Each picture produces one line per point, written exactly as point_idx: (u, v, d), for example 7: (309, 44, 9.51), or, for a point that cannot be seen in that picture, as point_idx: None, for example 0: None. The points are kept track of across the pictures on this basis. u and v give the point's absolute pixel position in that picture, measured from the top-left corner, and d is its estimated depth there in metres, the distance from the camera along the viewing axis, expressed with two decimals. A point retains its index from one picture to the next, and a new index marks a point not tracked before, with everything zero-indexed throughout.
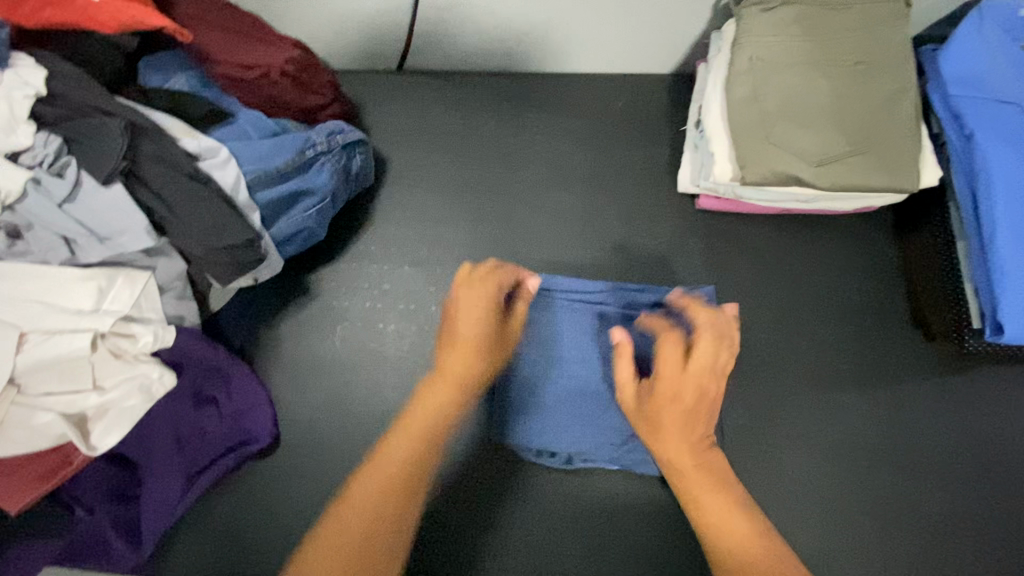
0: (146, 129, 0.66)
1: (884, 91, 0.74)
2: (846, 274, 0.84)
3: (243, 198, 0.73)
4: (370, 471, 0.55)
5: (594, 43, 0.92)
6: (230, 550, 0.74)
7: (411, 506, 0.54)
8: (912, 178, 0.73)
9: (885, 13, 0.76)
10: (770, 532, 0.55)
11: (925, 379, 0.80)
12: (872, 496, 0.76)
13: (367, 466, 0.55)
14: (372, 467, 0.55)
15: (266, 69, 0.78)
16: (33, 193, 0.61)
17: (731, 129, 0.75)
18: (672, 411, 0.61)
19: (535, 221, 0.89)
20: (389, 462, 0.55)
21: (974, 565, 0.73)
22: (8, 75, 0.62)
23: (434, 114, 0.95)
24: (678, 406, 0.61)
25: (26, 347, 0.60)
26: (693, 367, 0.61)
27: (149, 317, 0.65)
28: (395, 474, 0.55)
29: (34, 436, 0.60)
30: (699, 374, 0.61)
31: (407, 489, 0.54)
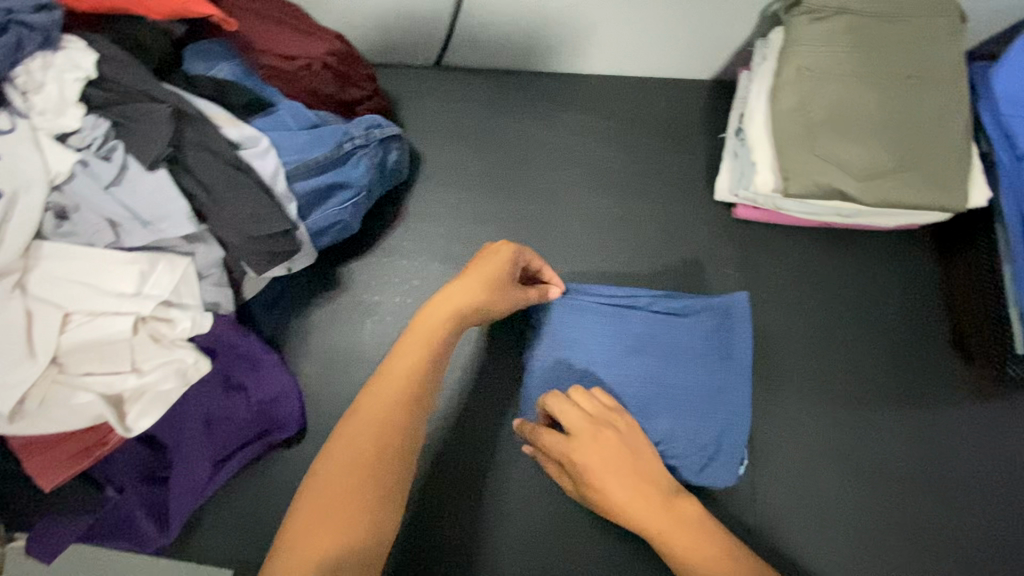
0: (191, 116, 0.66)
1: (934, 107, 0.73)
2: (883, 292, 0.83)
3: (281, 188, 0.72)
4: (352, 429, 0.54)
5: (636, 47, 0.91)
6: (257, 533, 0.76)
7: (389, 463, 0.53)
8: (959, 199, 0.72)
9: (939, 28, 0.74)
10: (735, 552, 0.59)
11: (963, 402, 0.78)
12: (904, 518, 0.74)
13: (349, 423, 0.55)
14: (354, 424, 0.54)
15: (309, 62, 0.79)
16: (80, 175, 0.62)
17: (776, 140, 0.74)
18: (606, 482, 0.62)
19: (568, 224, 0.89)
20: (372, 418, 0.55)
21: None
22: (60, 58, 0.63)
23: (469, 112, 0.95)
24: (608, 475, 0.62)
25: (69, 327, 0.61)
26: (593, 433, 0.64)
27: (186, 303, 0.66)
28: (378, 431, 0.54)
29: (72, 416, 0.61)
30: (584, 425, 0.65)
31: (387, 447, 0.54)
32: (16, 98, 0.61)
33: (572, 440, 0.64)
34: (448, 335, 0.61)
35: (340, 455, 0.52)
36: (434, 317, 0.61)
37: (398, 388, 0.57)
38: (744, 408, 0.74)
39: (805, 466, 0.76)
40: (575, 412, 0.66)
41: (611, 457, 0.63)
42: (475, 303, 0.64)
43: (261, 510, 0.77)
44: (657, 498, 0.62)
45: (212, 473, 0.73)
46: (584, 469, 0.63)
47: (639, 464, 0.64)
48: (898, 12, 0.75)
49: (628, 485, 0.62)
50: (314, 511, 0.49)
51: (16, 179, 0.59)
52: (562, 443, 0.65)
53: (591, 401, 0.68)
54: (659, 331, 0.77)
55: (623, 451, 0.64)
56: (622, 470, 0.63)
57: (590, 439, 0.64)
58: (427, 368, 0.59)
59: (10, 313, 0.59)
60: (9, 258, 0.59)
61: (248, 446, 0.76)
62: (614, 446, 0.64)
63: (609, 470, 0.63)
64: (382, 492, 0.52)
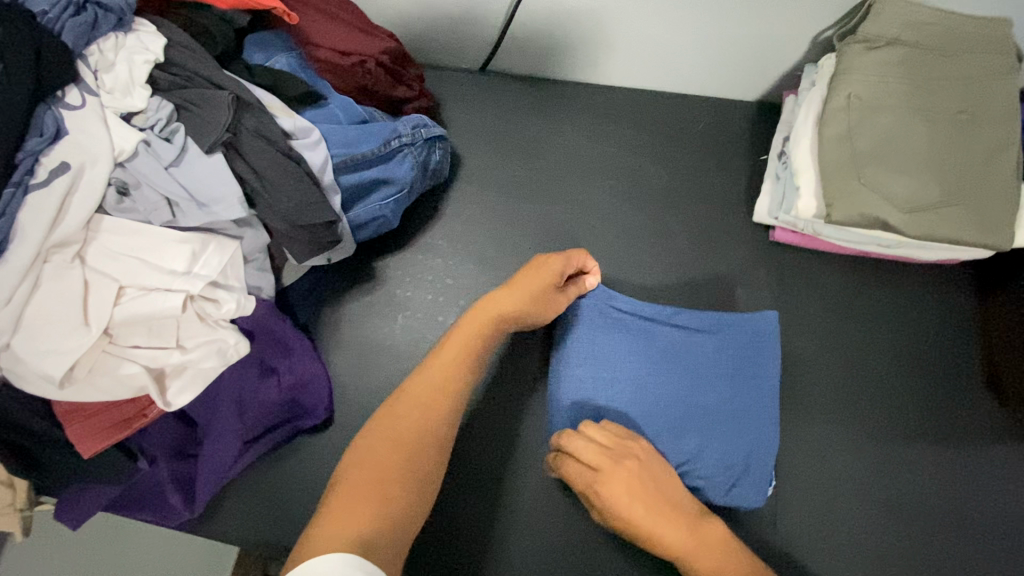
0: (249, 104, 0.68)
1: (985, 145, 0.73)
2: (919, 326, 0.82)
3: (328, 180, 0.74)
4: (380, 440, 0.57)
5: (682, 66, 0.91)
6: (281, 514, 0.78)
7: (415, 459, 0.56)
8: (1006, 239, 0.71)
9: (996, 65, 0.73)
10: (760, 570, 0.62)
11: (997, 442, 0.77)
12: (928, 554, 0.73)
13: (376, 436, 0.57)
14: (381, 436, 0.57)
15: (363, 59, 0.81)
16: (144, 154, 0.64)
17: (821, 166, 0.75)
18: (635, 511, 0.63)
19: (602, 235, 0.89)
20: (399, 428, 0.58)
21: None
22: (131, 40, 0.65)
23: (512, 118, 0.96)
24: (636, 505, 0.63)
25: (123, 300, 0.63)
26: (614, 466, 0.65)
27: (232, 286, 0.67)
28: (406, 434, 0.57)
29: (119, 384, 0.63)
30: (601, 458, 0.65)
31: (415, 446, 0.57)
32: (87, 75, 0.63)
33: (593, 474, 0.65)
34: (489, 338, 0.68)
35: (379, 438, 0.57)
36: (478, 321, 0.68)
37: (438, 383, 0.62)
38: (772, 430, 0.73)
39: (831, 497, 0.76)
40: (590, 446, 0.66)
41: (634, 487, 0.64)
42: (518, 311, 0.70)
43: (287, 494, 0.78)
44: (681, 523, 0.63)
45: (240, 454, 0.74)
46: (611, 500, 0.64)
47: (660, 492, 0.65)
48: (955, 46, 0.74)
49: (653, 513, 0.63)
50: (351, 487, 0.52)
51: (83, 153, 0.61)
52: (582, 476, 0.66)
53: (604, 432, 0.69)
54: (687, 351, 0.78)
55: (644, 478, 0.65)
56: (645, 498, 0.64)
57: (610, 472, 0.65)
58: (468, 365, 0.65)
59: (69, 282, 0.60)
60: (72, 229, 0.61)
61: (277, 429, 0.78)
62: (635, 475, 0.65)
63: (635, 498, 0.64)
64: (417, 472, 0.56)
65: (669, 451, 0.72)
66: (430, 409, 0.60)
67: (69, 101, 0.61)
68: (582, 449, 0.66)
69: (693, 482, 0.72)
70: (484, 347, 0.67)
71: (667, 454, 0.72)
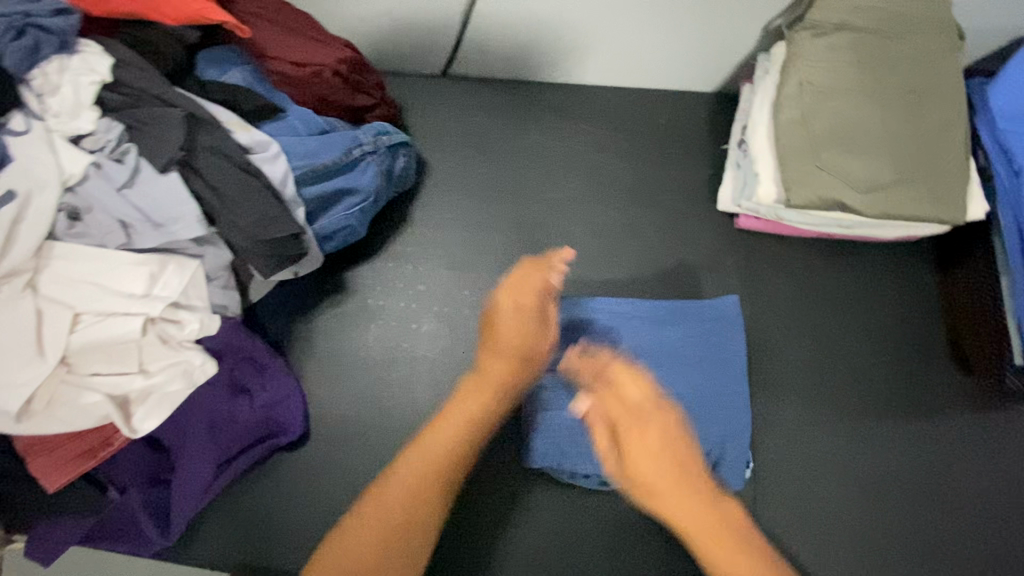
0: (203, 120, 0.67)
1: (933, 122, 0.75)
2: (882, 303, 0.84)
3: (289, 193, 0.73)
4: (368, 509, 0.59)
5: (641, 60, 0.92)
6: (257, 535, 0.77)
7: (392, 544, 0.58)
8: (958, 213, 0.73)
9: (938, 46, 0.76)
10: None
11: (965, 412, 0.79)
12: (905, 527, 0.75)
13: (369, 500, 0.60)
14: (372, 503, 0.60)
15: (319, 69, 0.79)
16: (94, 176, 0.63)
17: (778, 152, 0.76)
18: (663, 471, 0.61)
19: (572, 233, 0.90)
20: (380, 508, 0.59)
21: None
22: (76, 61, 0.64)
23: (476, 121, 0.96)
24: (665, 465, 0.61)
25: (79, 327, 0.61)
26: (653, 409, 0.64)
27: (194, 305, 0.66)
28: (387, 518, 0.59)
29: (78, 415, 0.61)
30: (644, 400, 0.65)
31: (392, 532, 0.59)
32: (31, 99, 0.62)
33: (632, 415, 0.64)
34: (496, 394, 0.68)
35: (371, 508, 0.60)
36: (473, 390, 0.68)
37: (432, 458, 0.63)
38: (744, 413, 0.75)
39: (808, 478, 0.77)
40: (633, 387, 0.65)
41: (666, 443, 0.62)
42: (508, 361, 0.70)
43: (265, 514, 0.77)
44: (692, 496, 0.61)
45: (213, 477, 0.73)
46: (643, 447, 0.62)
47: (683, 456, 0.62)
48: (900, 28, 0.76)
49: (680, 478, 0.61)
50: (345, 551, 0.57)
51: (31, 180, 0.60)
52: (620, 416, 0.65)
53: (647, 377, 0.67)
54: (656, 345, 0.78)
55: (677, 440, 0.63)
56: (674, 462, 0.62)
57: (650, 416, 0.64)
58: (461, 438, 0.65)
59: (21, 313, 0.59)
60: (22, 258, 0.59)
61: (253, 448, 0.76)
62: (669, 434, 0.63)
63: (665, 454, 0.62)
64: (403, 550, 0.59)
65: None
66: (419, 488, 0.61)
67: (13, 128, 0.61)
68: (624, 384, 0.66)
69: None
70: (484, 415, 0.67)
71: None
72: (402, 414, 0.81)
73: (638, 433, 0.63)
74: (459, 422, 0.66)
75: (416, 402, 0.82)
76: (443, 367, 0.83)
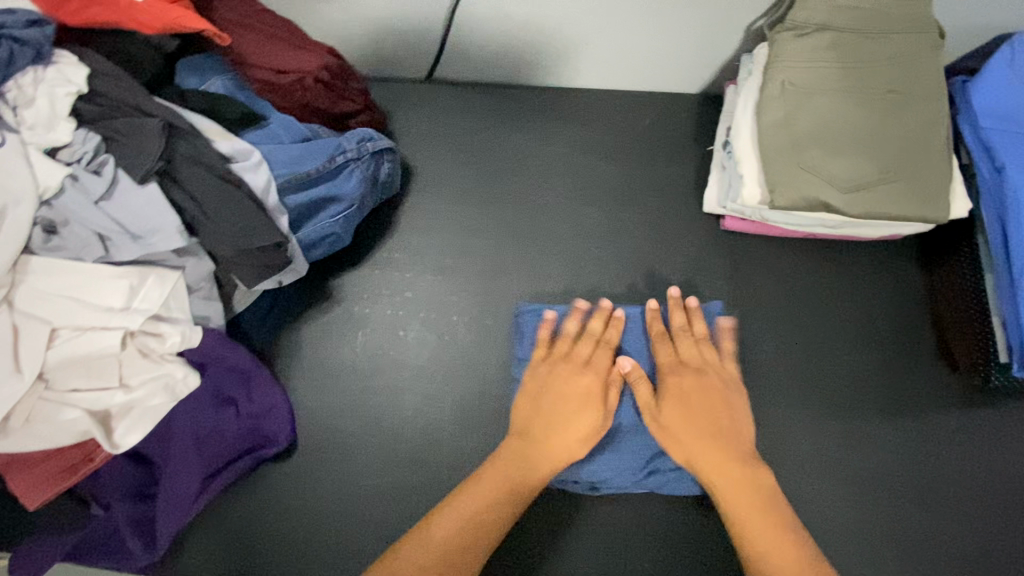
0: (182, 130, 0.66)
1: (916, 121, 0.75)
2: (869, 302, 0.84)
3: (272, 202, 0.73)
4: (451, 505, 0.63)
5: (626, 62, 0.92)
6: (245, 548, 0.76)
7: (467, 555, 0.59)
8: (942, 212, 0.74)
9: (919, 44, 0.76)
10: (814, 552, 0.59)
11: (953, 410, 0.79)
12: (895, 525, 0.75)
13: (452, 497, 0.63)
14: (453, 500, 0.63)
15: (301, 75, 0.79)
16: (70, 189, 0.61)
17: (762, 153, 0.76)
18: (701, 420, 0.68)
19: (560, 237, 0.90)
20: (457, 510, 0.62)
21: None
22: (51, 72, 0.63)
23: (462, 125, 0.96)
24: (703, 414, 0.69)
25: (56, 343, 0.61)
26: (695, 361, 0.74)
27: (176, 318, 0.66)
28: (465, 521, 0.61)
29: (57, 432, 0.61)
30: (694, 355, 0.74)
31: (466, 537, 0.60)
32: (5, 112, 0.61)
33: (680, 364, 0.73)
34: (565, 423, 0.69)
35: (450, 512, 0.62)
36: (543, 419, 0.70)
37: (505, 479, 0.65)
38: None
39: (800, 480, 0.76)
40: (685, 342, 0.75)
41: (707, 396, 0.70)
42: (576, 391, 0.71)
43: (252, 526, 0.76)
44: (729, 461, 0.65)
45: (199, 491, 0.72)
46: (686, 394, 0.71)
47: (722, 425, 0.68)
48: (881, 27, 0.76)
49: (717, 430, 0.68)
50: (427, 536, 0.60)
51: (4, 194, 0.59)
52: (670, 364, 0.73)
53: (700, 340, 0.76)
54: (643, 350, 0.78)
55: (719, 397, 0.70)
56: (715, 415, 0.69)
57: (696, 369, 0.73)
58: (530, 463, 0.66)
59: None
60: None
61: (238, 460, 0.75)
62: (711, 388, 0.71)
63: (706, 405, 0.70)
64: (471, 561, 0.59)
65: (638, 449, 0.74)
66: (493, 502, 0.63)
67: None
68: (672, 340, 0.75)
69: (666, 476, 0.74)
70: (555, 446, 0.68)
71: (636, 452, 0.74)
72: (391, 422, 0.81)
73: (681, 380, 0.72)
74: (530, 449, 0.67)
75: (404, 409, 0.81)
76: (432, 374, 0.83)
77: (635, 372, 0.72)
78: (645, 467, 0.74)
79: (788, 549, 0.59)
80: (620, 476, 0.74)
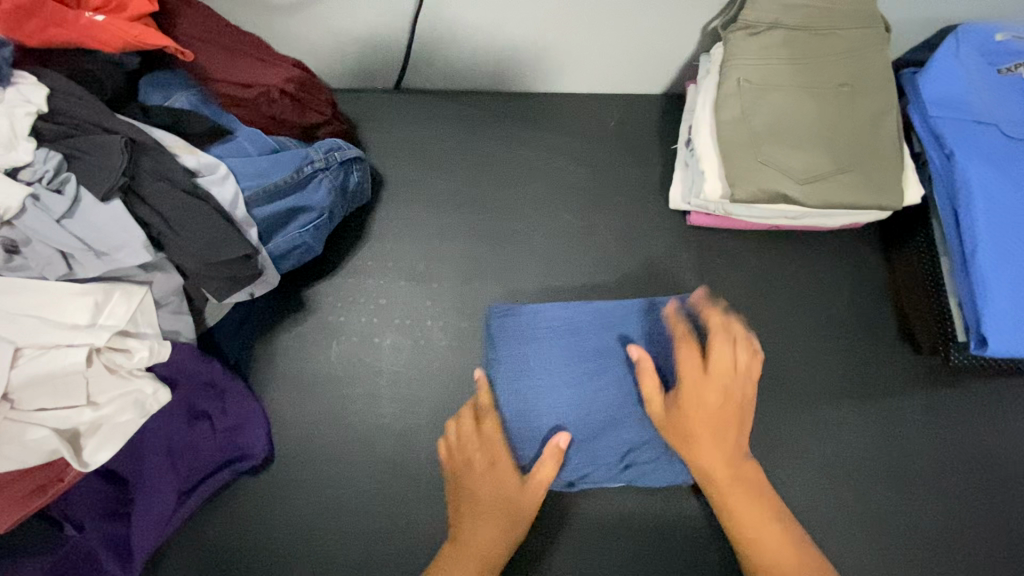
0: (146, 146, 0.66)
1: (867, 113, 0.77)
2: (835, 291, 0.86)
3: (241, 214, 0.73)
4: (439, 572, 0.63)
5: (589, 66, 0.94)
6: (222, 564, 0.75)
7: None
8: (897, 198, 0.76)
9: (867, 38, 0.78)
10: (802, 543, 0.62)
11: (917, 389, 0.81)
12: (866, 504, 0.77)
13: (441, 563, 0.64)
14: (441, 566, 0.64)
15: (265, 89, 0.79)
16: (32, 209, 0.60)
17: (720, 148, 0.78)
18: (704, 420, 0.66)
19: (531, 238, 0.91)
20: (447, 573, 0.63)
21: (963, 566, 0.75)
22: (11, 93, 0.63)
23: (431, 132, 0.97)
24: (709, 416, 0.66)
25: (20, 362, 0.60)
26: (717, 362, 0.68)
27: (143, 332, 0.66)
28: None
29: (25, 452, 0.60)
30: (721, 355, 0.69)
31: None
32: None
33: (705, 365, 0.68)
34: (489, 486, 0.68)
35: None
36: (467, 488, 0.69)
37: (472, 544, 0.64)
38: None
39: (772, 466, 0.78)
40: (721, 348, 0.69)
41: (717, 395, 0.67)
42: (476, 457, 0.71)
43: (231, 541, 0.76)
44: (724, 456, 0.65)
45: (176, 507, 0.73)
46: (697, 391, 0.67)
47: (727, 424, 0.66)
48: (831, 23, 0.78)
49: (720, 430, 0.66)
50: None
51: None
52: (693, 363, 0.69)
53: (734, 347, 0.70)
54: (616, 348, 0.78)
55: (732, 398, 0.67)
56: (723, 415, 0.66)
57: (716, 370, 0.68)
58: (486, 521, 0.66)
59: None
60: None
61: (213, 475, 0.76)
62: (723, 388, 0.67)
63: (716, 401, 0.67)
64: None
65: (614, 444, 0.75)
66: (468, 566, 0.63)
67: None
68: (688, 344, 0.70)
69: (643, 468, 0.75)
70: (495, 501, 0.67)
71: (611, 446, 0.75)
72: (369, 429, 0.81)
73: (692, 377, 0.68)
74: (481, 510, 0.67)
75: (381, 416, 0.81)
76: (408, 379, 0.83)
77: (643, 360, 0.72)
78: (621, 461, 0.75)
79: (778, 537, 0.62)
80: (597, 471, 0.74)
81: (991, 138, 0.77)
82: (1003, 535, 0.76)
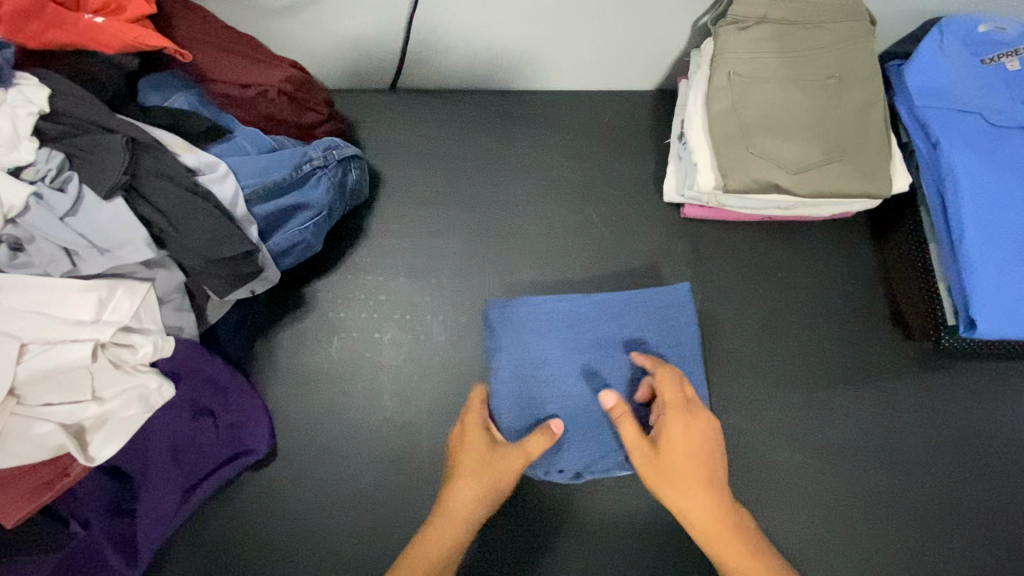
0: (146, 145, 0.67)
1: (855, 104, 0.79)
2: (826, 280, 0.87)
3: (241, 212, 0.74)
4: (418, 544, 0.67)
5: (582, 64, 0.95)
6: (227, 558, 0.76)
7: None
8: (885, 186, 0.78)
9: (853, 31, 0.80)
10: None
11: (909, 373, 0.83)
12: (860, 488, 0.78)
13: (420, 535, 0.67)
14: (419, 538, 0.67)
15: (263, 88, 0.80)
16: (36, 207, 0.62)
17: (712, 140, 0.79)
18: (686, 465, 0.66)
19: (528, 233, 0.92)
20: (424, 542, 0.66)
21: (955, 545, 0.76)
22: (12, 93, 0.63)
23: (427, 131, 0.98)
24: (690, 461, 0.66)
25: (26, 357, 0.61)
26: (689, 407, 0.68)
27: (147, 328, 0.67)
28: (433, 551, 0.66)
29: (34, 448, 0.62)
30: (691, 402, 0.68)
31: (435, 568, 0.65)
32: None
33: (678, 410, 0.68)
34: (469, 460, 0.70)
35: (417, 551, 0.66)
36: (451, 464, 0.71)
37: (448, 518, 0.67)
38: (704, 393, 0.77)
39: (768, 452, 0.79)
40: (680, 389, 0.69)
41: (696, 441, 0.66)
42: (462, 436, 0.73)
43: (235, 535, 0.77)
44: (709, 500, 0.65)
45: (181, 502, 0.75)
46: (678, 438, 0.67)
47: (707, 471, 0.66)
48: (817, 17, 0.80)
49: (703, 476, 0.66)
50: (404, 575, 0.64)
51: None
52: (672, 408, 0.68)
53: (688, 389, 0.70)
54: (615, 338, 0.79)
55: (707, 444, 0.67)
56: (704, 461, 0.66)
57: (692, 415, 0.67)
58: (464, 496, 0.68)
59: None
60: None
61: (218, 471, 0.77)
62: (702, 433, 0.67)
63: (695, 448, 0.66)
64: None
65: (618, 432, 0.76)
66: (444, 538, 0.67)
67: None
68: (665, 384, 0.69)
69: None
70: (474, 475, 0.69)
71: (614, 435, 0.76)
72: (370, 423, 0.82)
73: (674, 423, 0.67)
74: (459, 485, 0.68)
75: (382, 410, 0.82)
76: (408, 373, 0.84)
77: (620, 408, 0.69)
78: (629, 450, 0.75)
79: None
80: (603, 458, 0.75)
81: (975, 127, 0.79)
82: (995, 514, 0.77)
